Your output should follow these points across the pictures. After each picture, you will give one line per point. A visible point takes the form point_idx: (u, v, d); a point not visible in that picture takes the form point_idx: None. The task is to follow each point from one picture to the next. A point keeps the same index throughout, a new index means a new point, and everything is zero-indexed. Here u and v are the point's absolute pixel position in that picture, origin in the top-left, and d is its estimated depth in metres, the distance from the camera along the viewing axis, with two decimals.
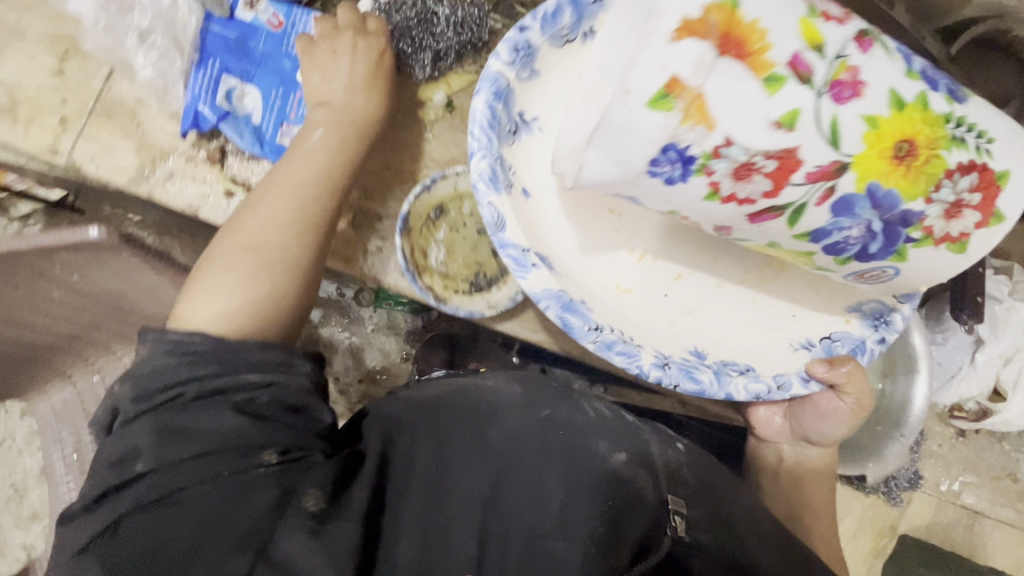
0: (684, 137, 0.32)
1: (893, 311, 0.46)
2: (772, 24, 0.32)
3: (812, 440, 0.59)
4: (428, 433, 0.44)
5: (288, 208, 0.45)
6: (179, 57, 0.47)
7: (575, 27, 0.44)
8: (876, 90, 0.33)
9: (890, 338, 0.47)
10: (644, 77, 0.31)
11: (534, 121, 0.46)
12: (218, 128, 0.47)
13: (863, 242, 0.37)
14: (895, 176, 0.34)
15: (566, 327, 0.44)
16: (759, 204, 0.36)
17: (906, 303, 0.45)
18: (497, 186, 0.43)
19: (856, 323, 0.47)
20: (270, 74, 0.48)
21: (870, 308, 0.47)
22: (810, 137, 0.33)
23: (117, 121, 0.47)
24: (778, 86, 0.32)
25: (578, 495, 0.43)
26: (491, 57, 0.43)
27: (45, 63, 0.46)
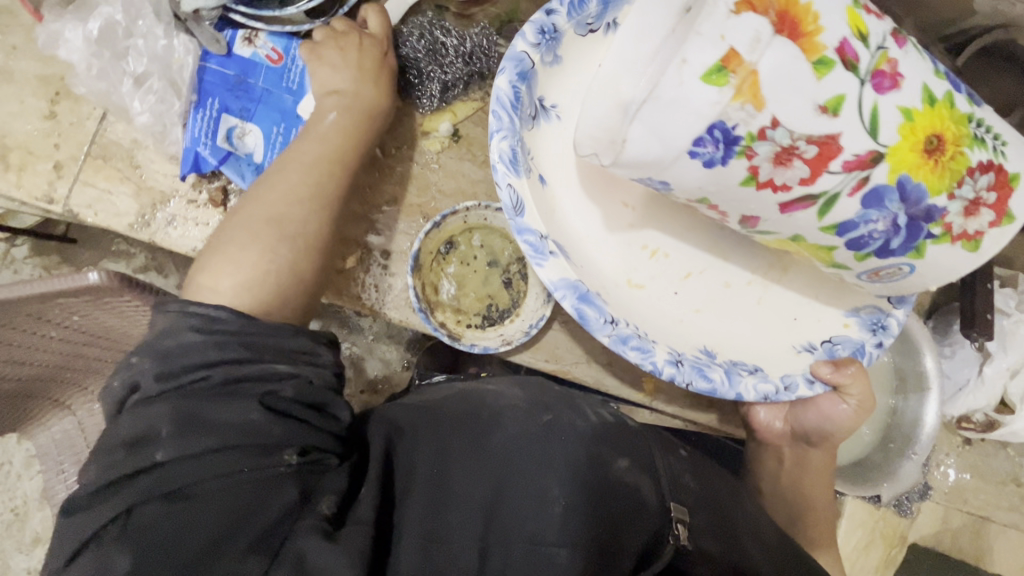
0: (732, 116, 0.30)
1: (887, 316, 0.45)
2: (823, 8, 0.30)
3: (813, 441, 0.54)
4: (428, 436, 0.41)
5: (305, 183, 0.43)
6: (177, 98, 0.45)
7: (600, 18, 0.43)
8: (914, 82, 0.31)
9: (887, 344, 0.45)
10: (701, 48, 0.29)
11: (553, 108, 0.45)
12: (219, 170, 0.45)
13: (886, 237, 0.34)
14: (924, 170, 0.31)
15: (581, 318, 0.42)
16: (793, 193, 0.33)
17: (899, 306, 0.44)
18: (517, 168, 0.42)
19: (854, 328, 0.45)
20: (270, 111, 0.46)
21: (867, 314, 0.45)
22: (853, 125, 0.30)
23: (113, 164, 0.45)
24: (826, 71, 0.30)
25: (581, 502, 0.40)
26: (517, 38, 0.42)
27: (36, 107, 0.45)
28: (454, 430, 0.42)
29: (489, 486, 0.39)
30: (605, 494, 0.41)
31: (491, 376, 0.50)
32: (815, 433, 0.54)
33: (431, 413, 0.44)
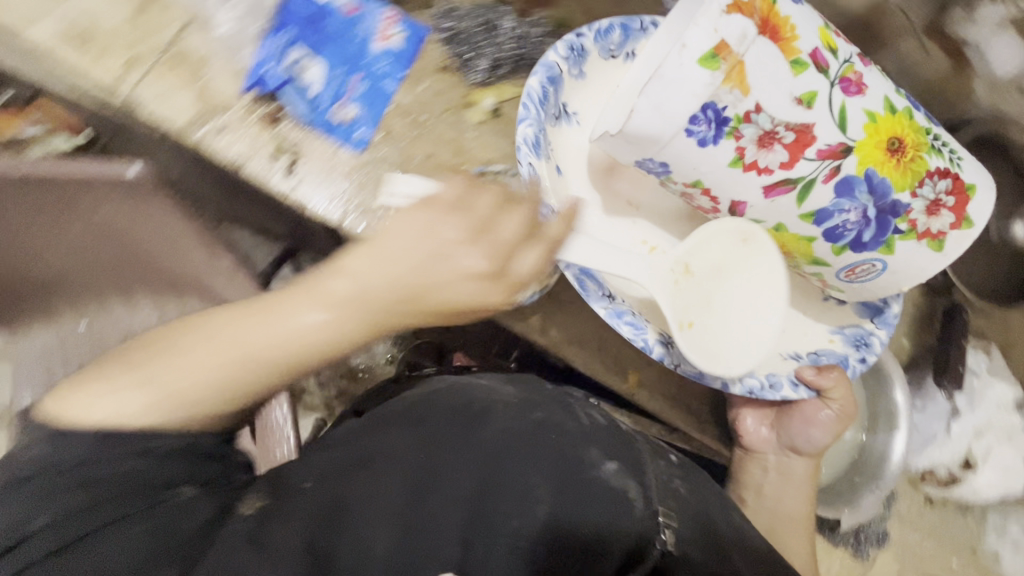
0: (722, 98, 0.35)
1: (871, 334, 0.48)
2: (800, 21, 0.36)
3: (800, 451, 0.57)
4: (419, 431, 0.46)
5: (221, 370, 0.42)
6: (257, 23, 0.51)
7: (621, 46, 0.47)
8: (877, 92, 0.38)
9: (871, 360, 0.48)
10: (699, 37, 0.34)
11: (575, 115, 0.48)
12: (279, 92, 0.50)
13: (858, 229, 0.39)
14: (889, 168, 0.38)
15: (580, 288, 0.44)
16: (775, 175, 0.38)
17: (881, 326, 0.48)
18: (538, 151, 0.44)
19: (839, 343, 0.49)
20: (338, 53, 0.52)
21: (851, 332, 0.49)
22: (824, 118, 0.37)
23: (184, 68, 0.49)
24: (802, 70, 0.36)
25: (565, 503, 0.43)
26: (549, 50, 0.44)
27: (126, 6, 0.49)
28: (440, 422, 0.47)
29: (473, 484, 0.43)
30: (595, 495, 0.44)
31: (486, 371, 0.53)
32: (804, 443, 0.57)
33: (427, 405, 0.49)
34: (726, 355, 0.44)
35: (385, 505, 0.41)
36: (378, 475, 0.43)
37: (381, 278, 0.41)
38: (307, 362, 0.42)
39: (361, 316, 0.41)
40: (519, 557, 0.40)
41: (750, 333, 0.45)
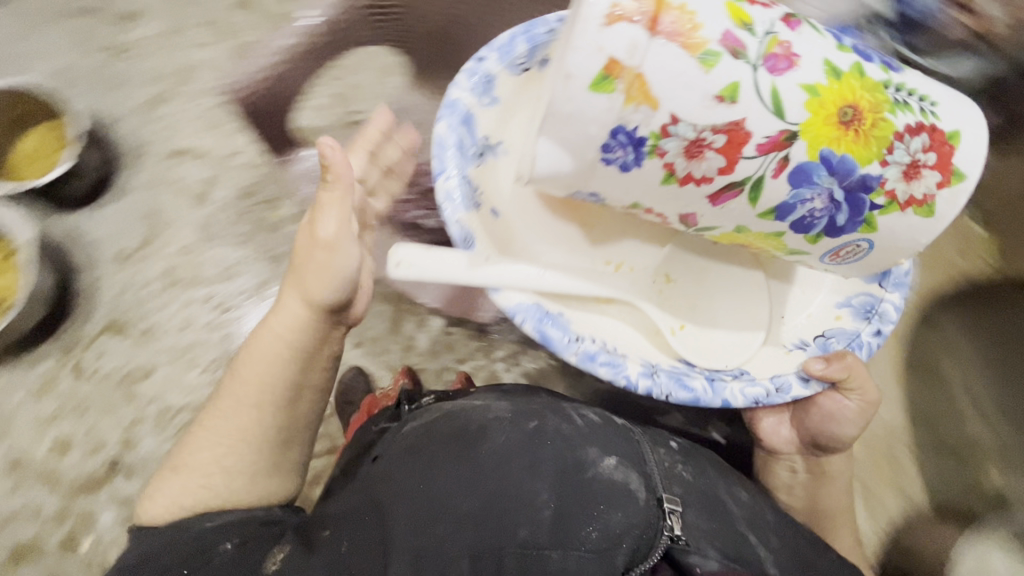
0: (630, 119, 0.33)
1: (882, 301, 0.44)
2: (699, 7, 0.32)
3: (825, 445, 0.52)
4: (422, 460, 0.48)
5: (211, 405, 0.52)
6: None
7: (531, 56, 0.43)
8: (814, 58, 0.33)
9: (886, 331, 0.44)
10: (583, 60, 0.32)
11: (500, 145, 0.44)
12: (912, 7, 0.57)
13: (829, 214, 0.36)
14: (848, 142, 0.33)
15: (545, 340, 0.42)
16: (715, 183, 0.35)
17: (892, 289, 0.44)
18: (465, 204, 0.42)
19: (847, 318, 0.45)
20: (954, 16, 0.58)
21: (860, 302, 0.45)
22: (753, 108, 0.33)
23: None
24: (714, 62, 0.32)
25: (568, 504, 0.45)
26: (451, 87, 0.43)
27: None
28: (441, 448, 0.49)
29: (476, 501, 0.45)
30: (595, 492, 0.46)
31: (482, 393, 0.55)
32: (828, 439, 0.52)
33: (426, 432, 0.51)
34: (732, 351, 0.45)
35: (399, 528, 0.43)
36: (390, 506, 0.45)
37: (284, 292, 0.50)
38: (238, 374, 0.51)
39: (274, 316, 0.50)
40: (529, 560, 0.42)
41: (749, 329, 0.45)
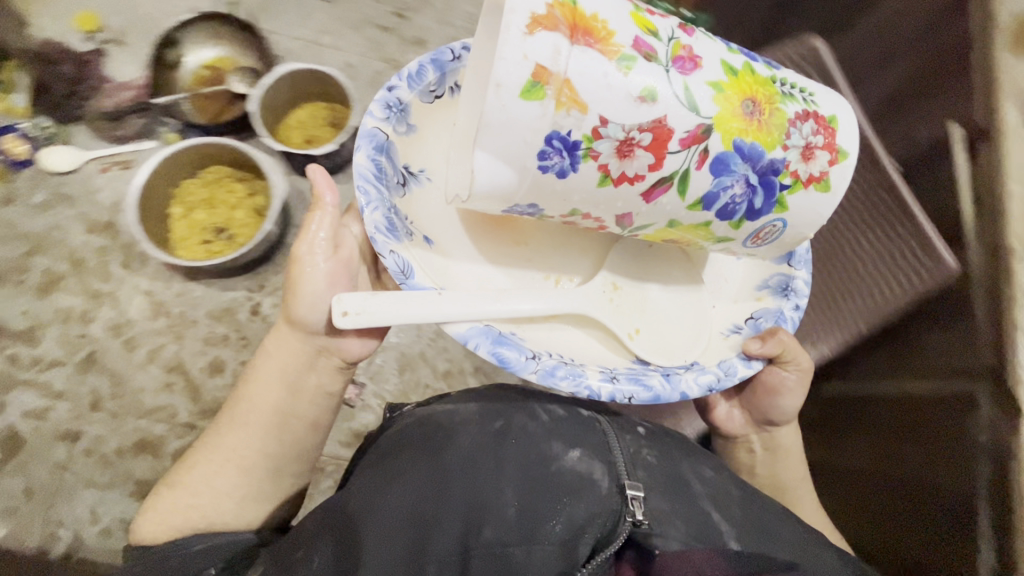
0: (563, 124, 0.33)
1: (793, 278, 0.49)
2: (609, 16, 0.33)
3: (775, 422, 0.54)
4: (388, 469, 0.46)
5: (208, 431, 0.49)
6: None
7: (441, 83, 0.45)
8: (712, 59, 0.36)
9: (803, 304, 0.49)
10: (510, 70, 0.31)
11: (422, 172, 0.46)
12: None
13: (748, 198, 0.38)
14: (752, 131, 0.36)
15: (502, 362, 0.41)
16: (648, 179, 0.36)
17: (798, 266, 0.49)
18: (396, 234, 0.41)
19: (768, 298, 0.49)
20: None
21: (776, 282, 0.50)
22: (672, 105, 0.34)
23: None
24: (631, 66, 0.33)
25: (531, 501, 0.45)
26: (365, 116, 0.43)
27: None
28: (409, 456, 0.47)
29: (444, 506, 0.44)
30: (557, 485, 0.47)
31: (452, 397, 0.54)
32: (777, 416, 0.53)
33: (396, 441, 0.50)
34: (682, 347, 0.47)
35: (372, 542, 0.41)
36: (361, 521, 0.43)
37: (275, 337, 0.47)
38: (232, 406, 0.48)
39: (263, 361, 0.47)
40: (496, 559, 0.42)
41: (695, 323, 0.48)
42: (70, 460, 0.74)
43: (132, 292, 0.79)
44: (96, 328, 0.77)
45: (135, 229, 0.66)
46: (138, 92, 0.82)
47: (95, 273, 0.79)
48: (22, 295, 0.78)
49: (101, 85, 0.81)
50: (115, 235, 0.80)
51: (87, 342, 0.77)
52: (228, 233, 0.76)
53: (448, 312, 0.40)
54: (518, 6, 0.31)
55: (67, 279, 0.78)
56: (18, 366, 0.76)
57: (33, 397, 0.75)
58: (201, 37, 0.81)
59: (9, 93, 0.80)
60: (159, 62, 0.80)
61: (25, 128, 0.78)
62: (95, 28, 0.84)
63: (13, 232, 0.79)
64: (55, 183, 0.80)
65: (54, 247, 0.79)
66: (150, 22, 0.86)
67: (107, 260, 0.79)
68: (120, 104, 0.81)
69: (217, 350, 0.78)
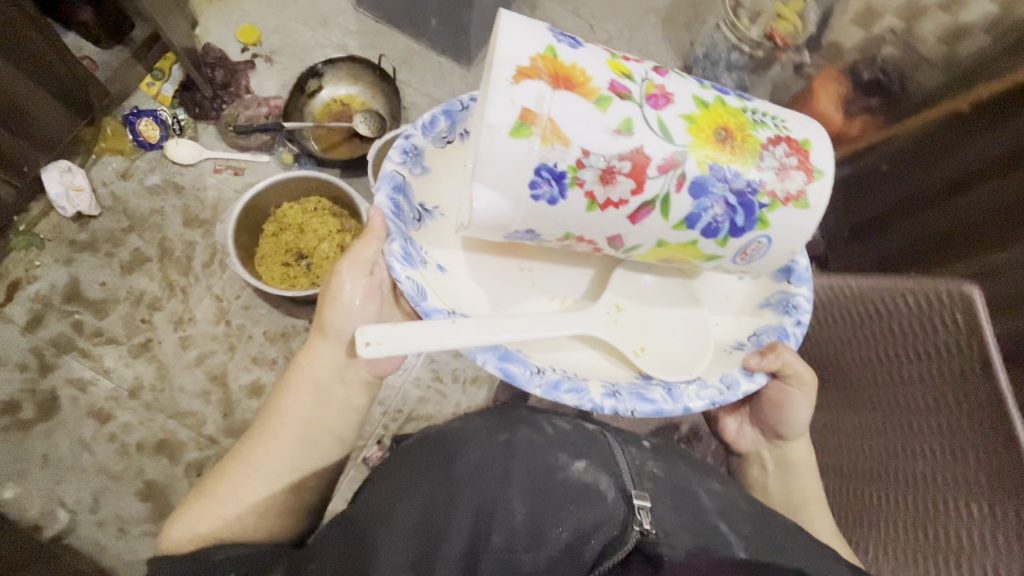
0: (549, 157, 0.38)
1: (794, 295, 0.50)
2: (587, 64, 0.38)
3: (784, 435, 0.56)
4: (402, 483, 0.48)
5: (239, 444, 0.51)
6: None
7: (452, 130, 0.51)
8: (685, 96, 0.40)
9: (805, 320, 0.50)
10: (500, 113, 0.36)
11: (435, 209, 0.51)
12: None
13: (730, 217, 0.41)
14: (727, 156, 0.40)
15: (508, 377, 0.44)
16: (632, 204, 0.40)
17: (798, 283, 0.50)
18: (411, 262, 0.46)
19: (770, 315, 0.51)
20: None
21: (778, 300, 0.51)
22: (647, 137, 0.38)
23: None
24: (608, 105, 0.38)
25: (540, 509, 0.46)
26: (384, 161, 0.49)
27: None
28: (413, 470, 0.49)
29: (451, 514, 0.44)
30: (563, 494, 0.47)
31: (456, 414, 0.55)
32: (786, 429, 0.55)
33: (410, 455, 0.51)
34: (688, 362, 0.49)
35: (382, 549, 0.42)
36: (373, 532, 0.44)
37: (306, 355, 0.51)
38: (264, 419, 0.51)
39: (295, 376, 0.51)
40: (506, 565, 0.42)
41: (698, 342, 0.50)
42: (94, 440, 0.85)
43: (202, 295, 0.92)
44: (159, 317, 0.90)
45: (229, 244, 0.78)
46: (274, 111, 0.99)
47: (177, 265, 0.92)
48: (108, 267, 0.92)
49: (242, 95, 0.99)
50: (206, 233, 0.94)
51: (146, 328, 0.90)
52: (306, 261, 0.84)
53: (465, 339, 0.43)
54: (504, 59, 0.37)
55: (151, 262, 0.92)
56: (82, 333, 0.89)
57: (81, 364, 0.88)
58: (338, 77, 0.97)
59: (162, 82, 0.99)
60: (301, 89, 0.96)
61: (164, 116, 0.95)
62: (252, 42, 1.02)
63: (121, 206, 0.94)
64: (173, 170, 0.96)
65: (149, 231, 0.93)
66: (304, 55, 1.03)
67: (193, 257, 0.93)
68: (255, 116, 0.98)
69: (259, 372, 0.89)
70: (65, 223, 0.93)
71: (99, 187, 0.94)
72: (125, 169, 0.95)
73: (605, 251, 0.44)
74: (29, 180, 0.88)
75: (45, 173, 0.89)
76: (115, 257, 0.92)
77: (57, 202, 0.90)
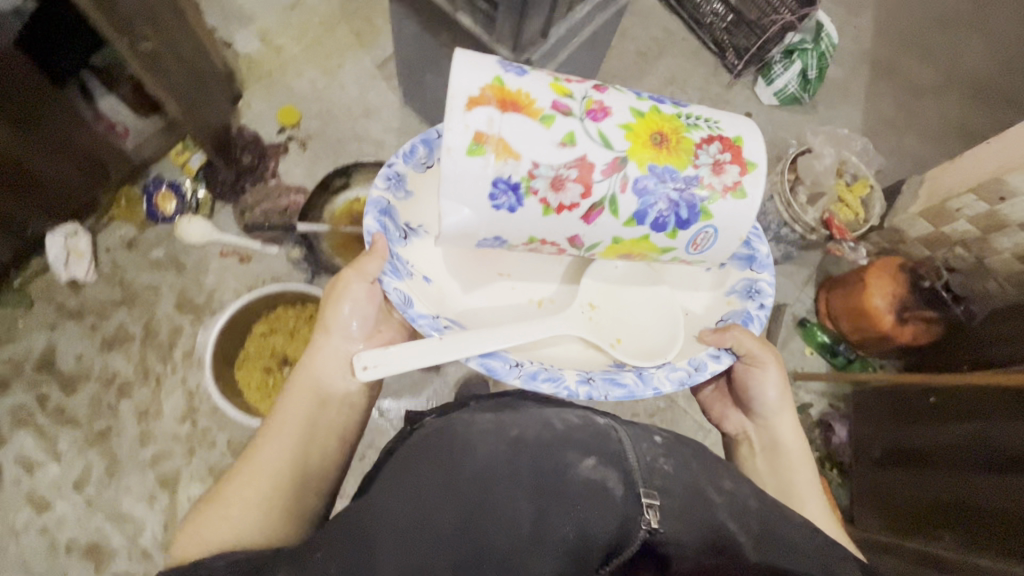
0: (503, 170, 0.43)
1: (757, 280, 0.54)
2: (531, 88, 0.43)
3: (758, 411, 0.59)
4: (404, 474, 0.46)
5: (250, 449, 0.54)
6: None
7: (430, 155, 0.56)
8: (622, 108, 0.45)
9: (767, 303, 0.53)
10: (455, 137, 0.42)
11: (420, 228, 0.56)
12: None
13: (674, 211, 0.45)
14: (664, 157, 0.44)
15: (489, 371, 0.49)
16: (583, 206, 0.44)
17: (761, 271, 0.54)
18: (398, 275, 0.52)
19: (736, 301, 0.54)
20: None
21: (741, 285, 0.55)
22: (590, 146, 0.43)
23: None
24: (552, 121, 0.43)
25: (549, 511, 0.45)
26: (370, 188, 0.54)
27: None
28: (423, 463, 0.47)
29: (458, 515, 0.43)
30: (571, 495, 0.46)
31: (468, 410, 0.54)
32: (757, 405, 0.59)
33: (417, 446, 0.50)
34: (660, 347, 0.52)
35: (387, 552, 0.40)
36: (373, 531, 0.42)
37: (319, 358, 0.56)
38: (276, 421, 0.55)
39: (307, 380, 0.55)
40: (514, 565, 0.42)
41: (668, 322, 0.54)
42: (25, 529, 0.88)
43: (173, 388, 0.94)
44: (125, 405, 0.93)
45: (206, 356, 0.83)
46: (293, 207, 1.00)
47: (158, 350, 0.95)
48: (88, 341, 0.94)
49: (268, 182, 1.01)
50: (195, 319, 0.96)
51: (109, 415, 0.92)
52: (287, 367, 0.89)
53: (458, 347, 0.48)
54: (458, 90, 0.42)
55: (131, 343, 0.95)
56: (44, 408, 0.92)
57: (33, 444, 0.91)
58: (364, 178, 0.96)
59: (189, 153, 1.00)
60: (325, 185, 0.95)
61: (184, 191, 0.99)
62: (291, 123, 1.04)
63: (120, 275, 0.97)
64: (179, 247, 0.98)
65: (137, 308, 0.96)
66: (338, 147, 1.05)
67: (175, 344, 0.95)
68: (272, 208, 0.99)
69: (211, 483, 0.91)
70: (59, 284, 0.96)
71: (100, 253, 0.97)
72: (131, 239, 0.98)
73: (567, 248, 0.48)
74: (32, 240, 0.93)
75: (49, 237, 0.93)
76: (98, 330, 0.95)
77: (56, 267, 0.94)
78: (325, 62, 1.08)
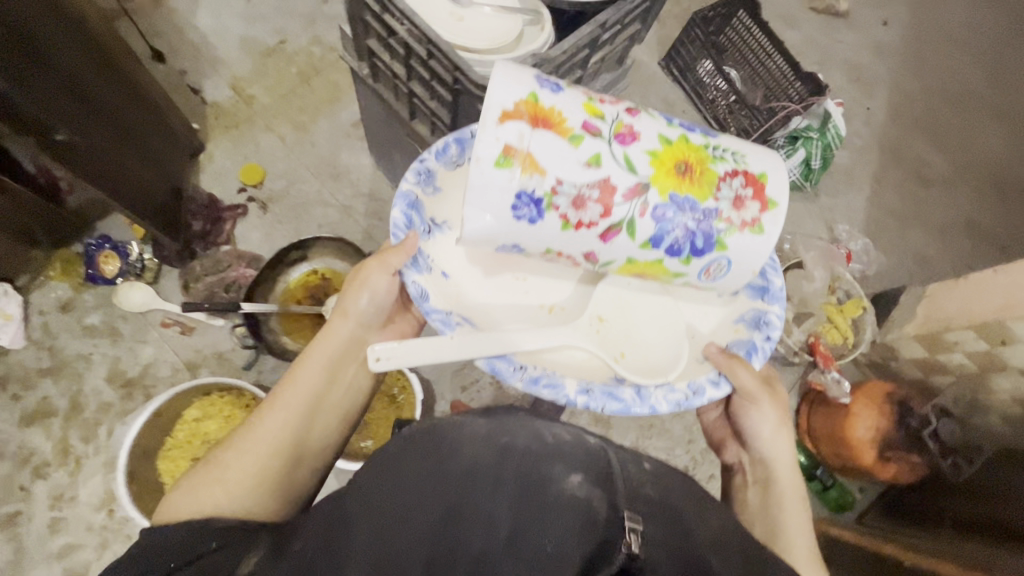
0: (528, 184, 0.44)
1: (767, 312, 0.54)
2: (563, 106, 0.44)
3: (751, 443, 0.60)
4: (388, 467, 0.47)
5: (253, 419, 0.55)
6: None
7: (462, 155, 0.56)
8: (650, 133, 0.45)
9: (774, 335, 0.54)
10: (485, 148, 0.43)
11: (444, 224, 0.56)
12: None
13: (690, 239, 0.46)
14: (685, 186, 0.45)
15: (494, 371, 0.50)
16: (601, 225, 0.45)
17: (772, 303, 0.54)
18: (418, 268, 0.53)
19: (743, 330, 0.54)
20: None
21: (751, 315, 0.55)
22: (614, 170, 0.44)
23: None
24: (580, 141, 0.44)
25: (526, 525, 0.42)
26: (401, 181, 0.54)
27: None
28: (406, 459, 0.47)
29: (435, 512, 0.42)
30: (552, 507, 0.44)
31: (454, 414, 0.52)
32: (752, 439, 0.59)
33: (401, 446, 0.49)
34: (662, 366, 0.53)
35: (359, 542, 0.42)
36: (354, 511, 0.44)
37: (334, 336, 0.57)
38: (280, 394, 0.55)
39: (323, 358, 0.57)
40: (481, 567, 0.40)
41: (673, 343, 0.54)
42: None
43: (94, 470, 0.92)
44: (39, 487, 0.91)
45: (120, 460, 0.82)
46: (240, 280, 0.99)
47: (81, 428, 0.94)
48: (8, 416, 0.93)
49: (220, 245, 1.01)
50: (125, 395, 0.96)
51: (20, 498, 0.90)
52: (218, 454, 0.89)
53: (468, 346, 0.49)
54: (493, 102, 0.43)
55: (53, 418, 0.94)
56: None
57: None
58: (322, 252, 0.97)
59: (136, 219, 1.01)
60: (280, 259, 0.96)
61: (130, 254, 0.99)
62: (253, 182, 1.04)
63: (51, 340, 0.96)
64: (118, 314, 0.98)
65: (65, 379, 0.95)
66: (300, 211, 1.05)
67: (100, 420, 0.94)
68: (216, 283, 0.99)
69: None
70: None
71: (32, 315, 0.97)
72: (66, 301, 0.98)
73: (582, 263, 0.49)
74: None
75: None
76: (19, 403, 0.94)
77: None
78: (296, 118, 1.09)
